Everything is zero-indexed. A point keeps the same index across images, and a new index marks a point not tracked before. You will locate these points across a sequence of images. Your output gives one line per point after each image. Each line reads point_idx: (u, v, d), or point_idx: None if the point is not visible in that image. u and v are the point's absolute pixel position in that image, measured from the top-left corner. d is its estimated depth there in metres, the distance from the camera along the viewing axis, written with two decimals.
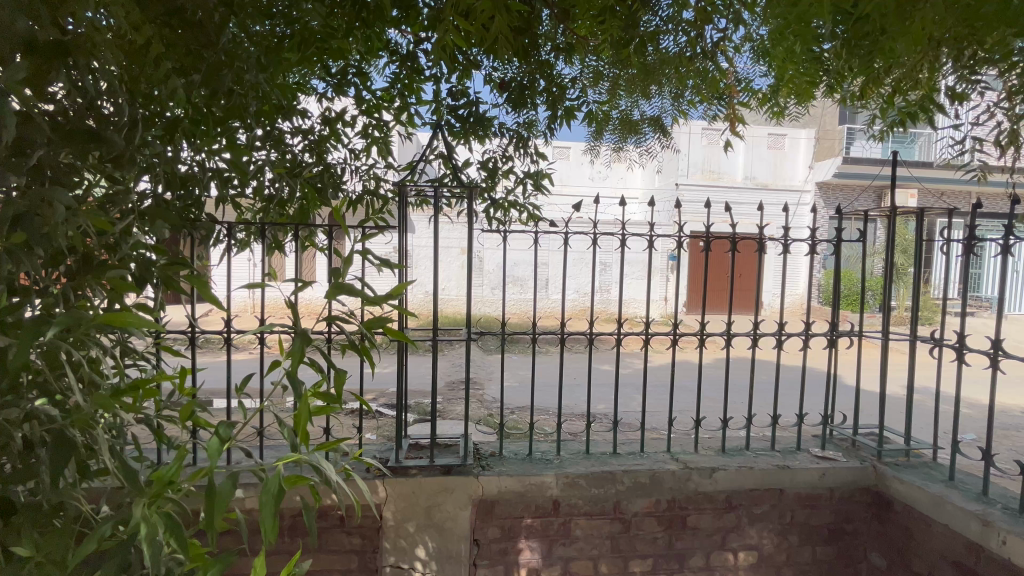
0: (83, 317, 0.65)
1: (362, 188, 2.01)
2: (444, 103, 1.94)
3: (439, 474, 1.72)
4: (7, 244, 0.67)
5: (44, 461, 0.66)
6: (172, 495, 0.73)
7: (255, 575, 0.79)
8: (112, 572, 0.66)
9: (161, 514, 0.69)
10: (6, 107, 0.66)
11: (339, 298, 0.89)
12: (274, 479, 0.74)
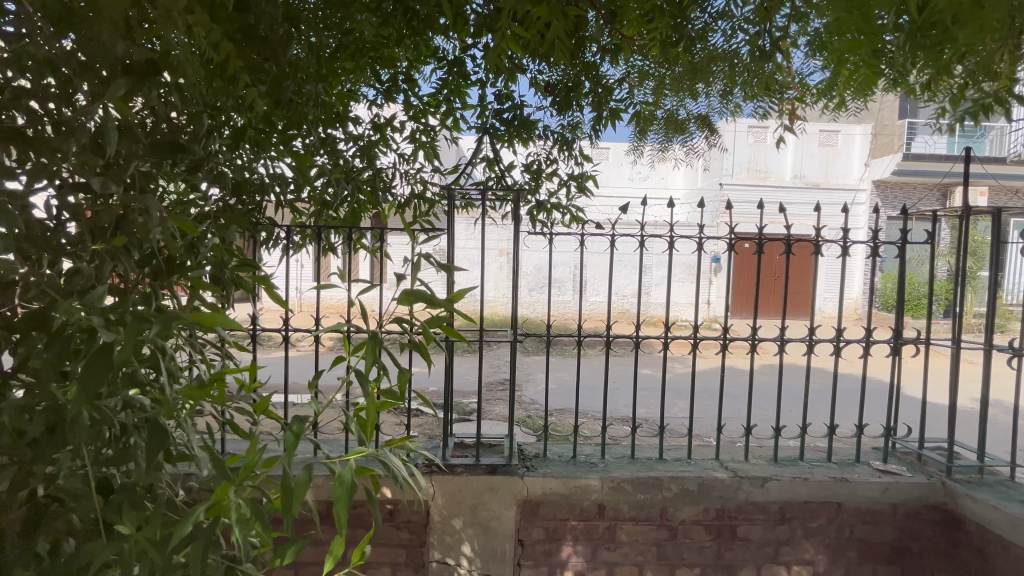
0: (179, 317, 0.71)
1: (409, 192, 2.06)
2: (490, 107, 1.96)
3: (484, 473, 1.74)
4: (109, 247, 0.74)
5: (139, 446, 0.71)
6: (251, 482, 0.77)
7: (325, 563, 0.82)
8: (198, 553, 0.71)
9: (243, 499, 0.74)
10: (108, 119, 0.74)
11: (413, 305, 0.87)
12: (349, 471, 0.77)
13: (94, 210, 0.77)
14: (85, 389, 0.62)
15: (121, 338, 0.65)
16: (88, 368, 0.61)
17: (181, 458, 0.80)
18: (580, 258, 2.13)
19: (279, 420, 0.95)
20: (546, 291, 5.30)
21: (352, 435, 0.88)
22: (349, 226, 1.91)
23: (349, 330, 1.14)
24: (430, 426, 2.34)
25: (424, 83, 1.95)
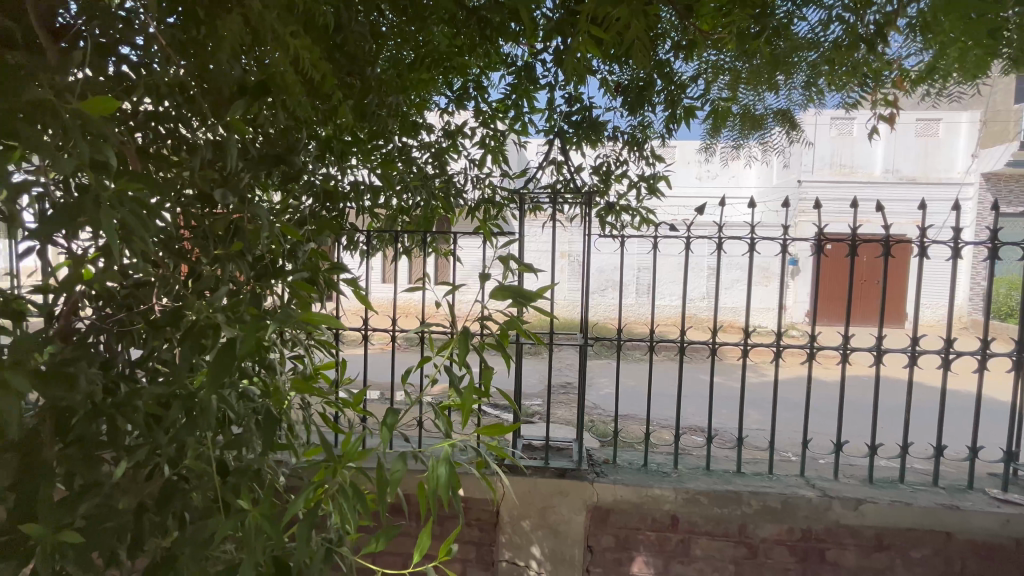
0: (293, 314, 0.78)
1: (479, 196, 2.09)
2: (558, 111, 1.96)
3: (553, 476, 1.74)
4: (227, 251, 0.82)
5: (252, 432, 0.78)
6: (351, 471, 0.81)
7: (417, 552, 0.86)
8: (305, 534, 0.75)
9: (345, 485, 0.77)
10: (229, 136, 0.82)
11: (503, 302, 0.84)
12: (440, 468, 0.80)
13: (210, 218, 0.85)
14: (213, 376, 0.69)
15: (242, 332, 0.72)
16: (216, 358, 0.68)
17: (287, 444, 0.87)
18: (654, 261, 2.08)
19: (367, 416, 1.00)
20: (611, 293, 5.19)
21: (441, 431, 0.91)
22: (424, 232, 1.99)
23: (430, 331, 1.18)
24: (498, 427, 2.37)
25: (494, 90, 1.99)
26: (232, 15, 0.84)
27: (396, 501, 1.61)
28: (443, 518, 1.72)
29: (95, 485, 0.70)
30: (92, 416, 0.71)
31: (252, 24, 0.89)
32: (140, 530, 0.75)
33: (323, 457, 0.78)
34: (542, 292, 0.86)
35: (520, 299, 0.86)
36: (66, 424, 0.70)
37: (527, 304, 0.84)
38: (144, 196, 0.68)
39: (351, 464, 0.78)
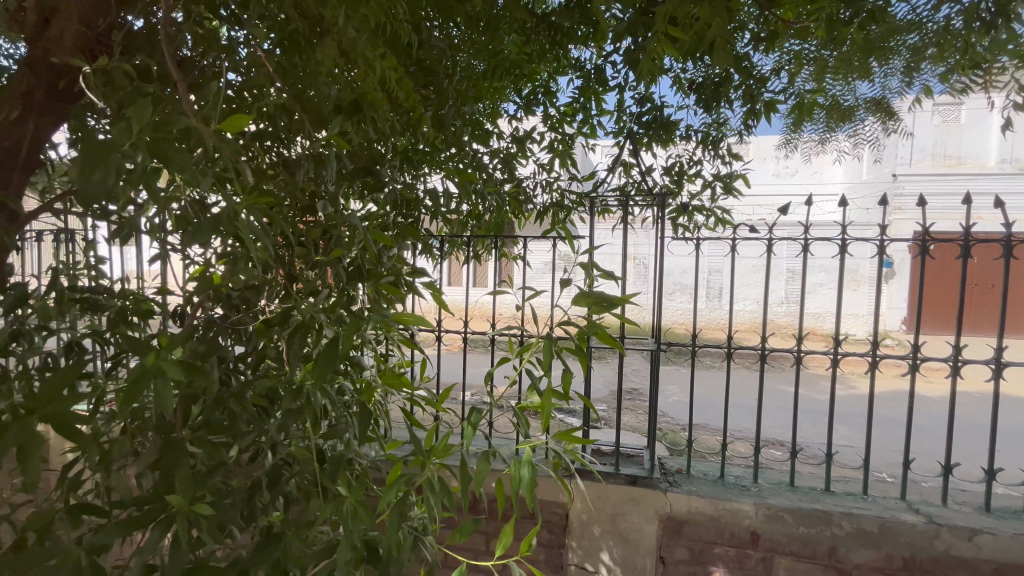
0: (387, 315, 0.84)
1: (546, 200, 2.06)
2: (627, 112, 1.94)
3: (624, 483, 1.72)
4: (328, 257, 0.89)
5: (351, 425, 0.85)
6: (439, 467, 0.85)
7: (499, 548, 0.88)
8: (396, 524, 0.80)
9: (434, 480, 0.81)
10: (331, 151, 0.89)
11: (584, 307, 0.84)
12: (521, 469, 0.81)
13: (309, 225, 0.94)
14: (321, 368, 0.75)
15: (344, 330, 0.78)
16: (323, 351, 0.74)
17: (378, 435, 0.94)
18: (732, 263, 1.99)
19: (452, 413, 1.04)
20: (680, 298, 4.98)
21: (520, 432, 0.93)
22: (495, 235, 2.03)
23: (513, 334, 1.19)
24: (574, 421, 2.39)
25: (562, 94, 1.99)
26: (327, 42, 0.91)
27: (473, 498, 1.68)
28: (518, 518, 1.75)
29: (218, 465, 0.79)
30: (217, 404, 0.81)
31: (346, 48, 0.97)
32: (252, 507, 0.83)
33: (413, 452, 0.82)
34: (624, 299, 0.86)
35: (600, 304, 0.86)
36: (196, 408, 0.80)
37: (610, 311, 0.84)
38: (261, 209, 0.76)
39: (438, 459, 0.82)
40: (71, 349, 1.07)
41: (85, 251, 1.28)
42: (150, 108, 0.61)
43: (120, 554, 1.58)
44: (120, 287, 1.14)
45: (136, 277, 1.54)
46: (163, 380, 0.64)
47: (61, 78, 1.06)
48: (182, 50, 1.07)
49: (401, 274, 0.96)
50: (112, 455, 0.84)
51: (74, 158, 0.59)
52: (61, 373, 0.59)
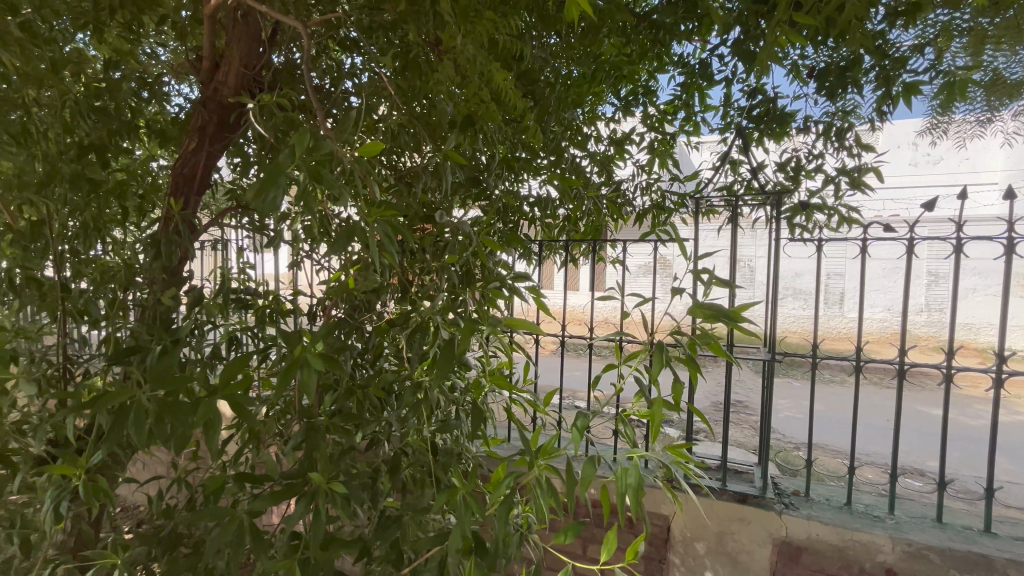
0: (500, 318, 0.88)
1: (646, 202, 2.00)
2: (736, 106, 1.82)
3: (733, 501, 1.62)
4: (444, 262, 0.95)
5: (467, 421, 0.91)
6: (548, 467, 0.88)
7: (605, 553, 0.88)
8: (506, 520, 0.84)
9: (544, 479, 0.84)
10: (446, 165, 0.96)
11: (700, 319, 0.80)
12: (629, 476, 0.80)
13: (426, 233, 1.01)
14: (441, 367, 0.80)
15: (459, 331, 0.83)
16: (441, 350, 0.78)
17: (485, 431, 0.98)
18: (862, 268, 1.78)
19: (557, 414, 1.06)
20: None
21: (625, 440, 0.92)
22: (592, 239, 2.01)
23: (618, 338, 1.16)
24: (679, 424, 2.29)
25: (663, 93, 1.93)
26: (445, 64, 1.00)
27: (577, 503, 1.68)
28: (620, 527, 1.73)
29: (349, 450, 0.88)
30: (348, 396, 0.90)
31: (461, 66, 1.04)
32: (377, 491, 0.92)
33: (522, 452, 0.85)
34: (745, 312, 0.81)
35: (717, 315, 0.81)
36: (331, 398, 0.90)
37: (732, 324, 0.79)
38: (393, 221, 0.84)
39: (546, 461, 0.83)
40: (229, 342, 1.26)
41: (238, 258, 1.50)
42: (309, 136, 0.71)
43: (261, 523, 1.81)
44: (266, 290, 1.32)
45: (274, 281, 1.76)
46: (308, 373, 0.72)
47: (229, 112, 1.28)
48: (318, 79, 1.22)
49: (507, 278, 0.99)
50: (262, 434, 0.97)
51: (253, 182, 0.69)
52: (234, 363, 0.70)
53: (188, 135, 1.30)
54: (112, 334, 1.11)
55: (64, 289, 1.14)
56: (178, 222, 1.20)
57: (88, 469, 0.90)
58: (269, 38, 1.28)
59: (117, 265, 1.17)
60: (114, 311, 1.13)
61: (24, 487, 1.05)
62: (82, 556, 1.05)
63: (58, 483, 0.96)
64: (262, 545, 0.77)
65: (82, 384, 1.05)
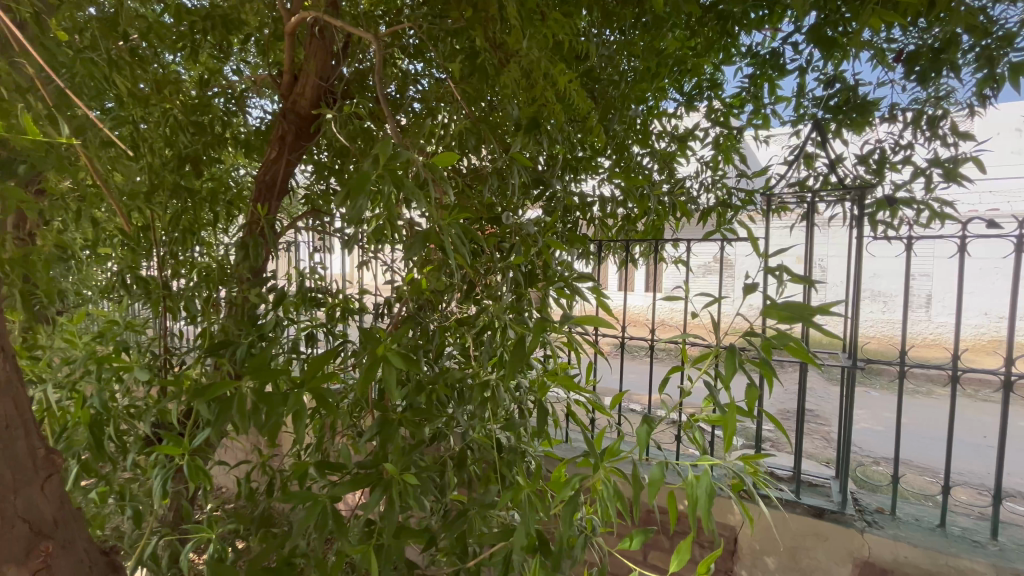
0: (569, 319, 0.89)
1: (711, 200, 1.91)
2: (810, 96, 1.72)
3: (809, 516, 1.54)
4: (511, 263, 0.97)
5: (534, 420, 0.92)
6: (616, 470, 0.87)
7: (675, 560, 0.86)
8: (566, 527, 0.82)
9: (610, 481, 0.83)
10: (513, 166, 0.97)
11: (774, 319, 0.72)
12: (701, 484, 0.77)
13: (492, 234, 1.03)
14: (510, 366, 0.82)
15: (528, 331, 0.84)
16: (511, 349, 0.80)
17: (548, 430, 0.99)
18: (960, 268, 1.62)
19: (624, 416, 1.03)
20: None
21: (695, 447, 0.88)
22: (654, 239, 1.96)
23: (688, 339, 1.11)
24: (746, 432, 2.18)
25: (730, 86, 1.86)
26: (512, 68, 1.02)
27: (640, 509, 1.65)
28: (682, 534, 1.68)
29: (419, 443, 0.92)
30: (418, 392, 0.94)
31: (527, 70, 1.07)
32: (445, 484, 0.95)
33: (588, 453, 0.84)
34: (828, 309, 0.71)
35: (792, 311, 0.72)
36: (402, 393, 0.94)
37: (813, 325, 0.71)
38: (465, 223, 0.87)
39: (611, 464, 0.82)
40: (306, 338, 1.34)
41: (312, 259, 1.58)
42: (389, 144, 0.74)
43: (339, 507, 1.91)
44: (338, 290, 1.39)
45: (343, 280, 1.85)
46: (388, 368, 0.76)
47: (306, 123, 1.36)
48: (390, 88, 1.29)
49: (570, 277, 0.98)
50: (338, 427, 1.03)
51: (339, 190, 0.73)
52: (319, 357, 0.75)
53: (270, 145, 1.40)
54: (207, 328, 1.21)
55: (166, 287, 1.26)
56: (263, 226, 1.31)
57: (190, 451, 0.99)
58: (341, 51, 1.35)
59: (211, 265, 1.28)
60: (208, 307, 1.24)
61: (134, 466, 1.16)
62: (182, 529, 1.16)
63: (163, 462, 1.07)
64: (343, 530, 0.81)
65: (182, 373, 1.16)
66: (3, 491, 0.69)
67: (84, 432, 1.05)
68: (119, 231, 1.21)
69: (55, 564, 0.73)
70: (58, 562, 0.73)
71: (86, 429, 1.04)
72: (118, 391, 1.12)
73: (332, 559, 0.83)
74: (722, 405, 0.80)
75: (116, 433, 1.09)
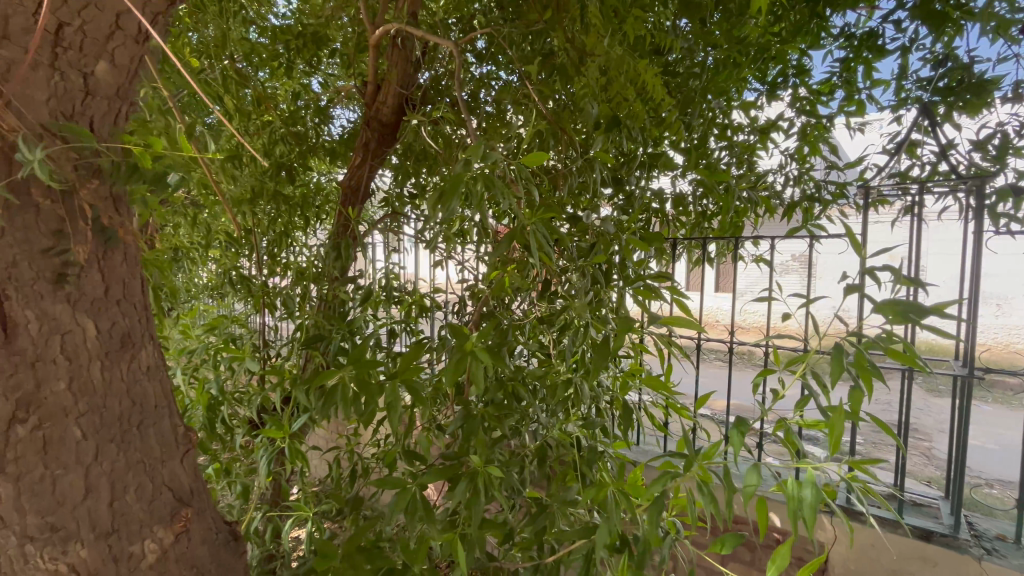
0: (654, 318, 0.86)
1: (798, 194, 1.79)
2: (915, 78, 1.57)
3: (916, 538, 1.42)
4: (591, 263, 0.96)
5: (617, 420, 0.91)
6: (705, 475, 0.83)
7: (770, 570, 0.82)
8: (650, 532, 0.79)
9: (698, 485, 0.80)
10: (594, 166, 0.97)
11: (887, 321, 0.66)
12: (809, 490, 0.67)
13: (570, 233, 1.03)
14: (593, 366, 0.81)
15: (611, 331, 0.83)
16: (596, 348, 0.79)
17: (628, 432, 0.97)
18: None
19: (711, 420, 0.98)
20: None
21: (790, 451, 0.77)
22: (732, 236, 1.86)
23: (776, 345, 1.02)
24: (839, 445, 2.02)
25: (818, 72, 1.74)
26: (591, 69, 1.03)
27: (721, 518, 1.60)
28: (765, 546, 1.63)
29: (500, 438, 0.94)
30: (499, 388, 0.96)
31: (607, 68, 1.06)
32: (525, 479, 0.96)
33: (676, 455, 0.82)
34: (946, 312, 0.64)
35: (906, 310, 0.65)
36: (482, 389, 0.96)
37: (930, 328, 0.63)
38: (550, 222, 0.87)
39: (705, 464, 0.78)
40: (386, 334, 1.41)
41: (391, 258, 1.66)
42: (479, 146, 0.76)
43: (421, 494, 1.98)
44: (414, 289, 1.44)
45: (417, 279, 1.92)
46: (475, 363, 0.78)
47: (388, 129, 1.44)
48: (468, 92, 1.32)
49: (651, 276, 0.96)
50: (420, 419, 1.08)
51: (433, 194, 0.76)
52: (411, 351, 0.79)
53: (355, 151, 1.48)
54: (301, 323, 1.31)
55: (265, 285, 1.37)
56: (350, 228, 1.40)
57: (291, 435, 1.08)
58: (420, 59, 1.41)
59: (305, 265, 1.38)
60: (302, 304, 1.34)
61: (239, 446, 1.28)
62: (279, 507, 1.26)
63: (266, 444, 1.17)
64: (431, 517, 0.85)
65: (281, 364, 1.26)
66: (153, 461, 0.76)
67: (202, 413, 1.18)
68: (226, 234, 1.34)
69: (193, 528, 0.80)
70: (195, 526, 0.81)
71: (203, 411, 1.17)
72: (228, 378, 1.24)
73: (420, 543, 0.87)
74: (825, 410, 0.73)
75: (227, 416, 1.21)
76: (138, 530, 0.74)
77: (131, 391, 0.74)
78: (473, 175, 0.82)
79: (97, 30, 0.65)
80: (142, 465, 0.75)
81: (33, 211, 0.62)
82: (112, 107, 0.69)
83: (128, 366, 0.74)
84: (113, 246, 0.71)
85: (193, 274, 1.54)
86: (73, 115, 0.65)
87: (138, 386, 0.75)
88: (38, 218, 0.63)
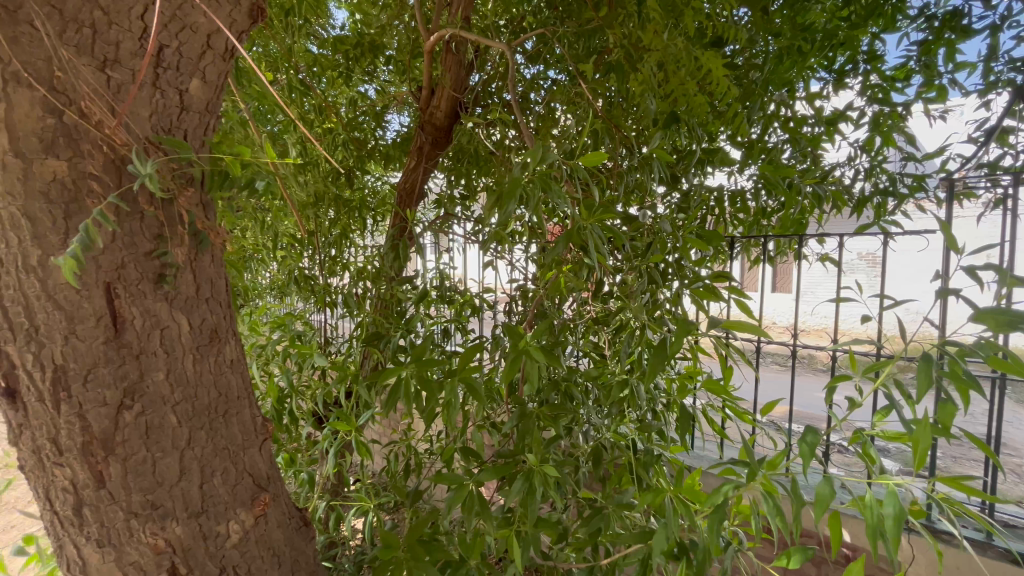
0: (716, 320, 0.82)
1: (869, 188, 1.67)
2: (1009, 59, 1.43)
3: (1008, 562, 1.31)
4: (648, 262, 0.94)
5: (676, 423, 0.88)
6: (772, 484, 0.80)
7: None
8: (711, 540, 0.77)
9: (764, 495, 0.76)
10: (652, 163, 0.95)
11: (989, 329, 0.60)
12: (890, 508, 0.63)
13: (626, 232, 1.01)
14: (652, 369, 0.79)
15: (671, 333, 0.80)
16: (655, 350, 0.77)
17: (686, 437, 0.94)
18: None
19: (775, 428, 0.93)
20: None
21: (866, 465, 0.72)
22: (795, 234, 1.77)
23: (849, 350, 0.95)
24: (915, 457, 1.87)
25: (891, 57, 1.62)
26: (648, 65, 1.00)
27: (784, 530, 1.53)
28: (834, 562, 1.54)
29: (554, 439, 0.93)
30: (553, 388, 0.95)
31: (664, 62, 1.03)
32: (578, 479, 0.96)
33: (740, 463, 0.78)
34: None
35: (1009, 317, 0.59)
36: (537, 389, 0.96)
37: None
38: (607, 222, 0.86)
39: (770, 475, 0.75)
40: (439, 333, 1.43)
41: (443, 258, 1.69)
42: (539, 147, 0.77)
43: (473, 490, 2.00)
44: (466, 289, 1.46)
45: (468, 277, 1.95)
46: (532, 363, 0.78)
47: (439, 132, 1.49)
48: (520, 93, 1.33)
49: (711, 276, 0.92)
50: (474, 417, 1.09)
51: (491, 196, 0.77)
52: (470, 350, 0.80)
53: (409, 155, 1.56)
54: (360, 322, 1.36)
55: (326, 284, 1.43)
56: (405, 230, 1.45)
57: (355, 428, 1.13)
58: (472, 62, 1.44)
59: (363, 265, 1.43)
60: (360, 303, 1.39)
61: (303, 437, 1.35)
62: (340, 496, 1.32)
63: (329, 436, 1.23)
64: (486, 513, 0.86)
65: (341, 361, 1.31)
66: (236, 448, 0.82)
67: (272, 405, 1.25)
68: (291, 237, 1.41)
69: (269, 511, 0.87)
70: (270, 510, 0.87)
71: (272, 403, 1.24)
72: (294, 372, 1.32)
73: (476, 538, 0.89)
74: (909, 422, 0.67)
75: (293, 409, 1.27)
76: (223, 512, 0.80)
77: (218, 383, 0.80)
78: (530, 176, 0.82)
79: (191, 50, 0.71)
80: (227, 451, 0.81)
81: (139, 217, 0.68)
82: (202, 121, 0.75)
83: (215, 360, 0.79)
84: (203, 249, 0.77)
85: (261, 274, 1.63)
86: (170, 129, 0.71)
87: (223, 378, 0.81)
88: (143, 223, 0.69)
